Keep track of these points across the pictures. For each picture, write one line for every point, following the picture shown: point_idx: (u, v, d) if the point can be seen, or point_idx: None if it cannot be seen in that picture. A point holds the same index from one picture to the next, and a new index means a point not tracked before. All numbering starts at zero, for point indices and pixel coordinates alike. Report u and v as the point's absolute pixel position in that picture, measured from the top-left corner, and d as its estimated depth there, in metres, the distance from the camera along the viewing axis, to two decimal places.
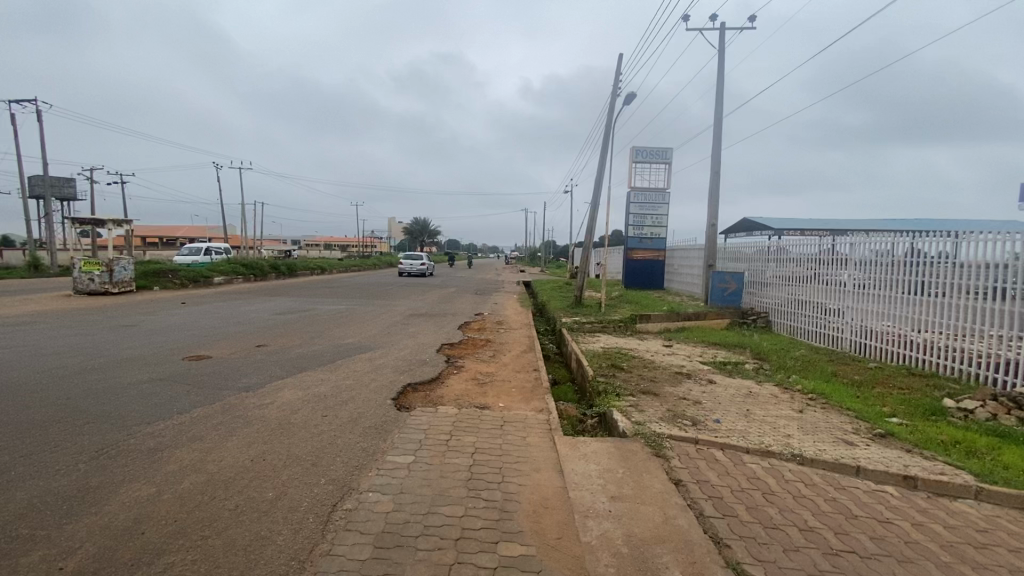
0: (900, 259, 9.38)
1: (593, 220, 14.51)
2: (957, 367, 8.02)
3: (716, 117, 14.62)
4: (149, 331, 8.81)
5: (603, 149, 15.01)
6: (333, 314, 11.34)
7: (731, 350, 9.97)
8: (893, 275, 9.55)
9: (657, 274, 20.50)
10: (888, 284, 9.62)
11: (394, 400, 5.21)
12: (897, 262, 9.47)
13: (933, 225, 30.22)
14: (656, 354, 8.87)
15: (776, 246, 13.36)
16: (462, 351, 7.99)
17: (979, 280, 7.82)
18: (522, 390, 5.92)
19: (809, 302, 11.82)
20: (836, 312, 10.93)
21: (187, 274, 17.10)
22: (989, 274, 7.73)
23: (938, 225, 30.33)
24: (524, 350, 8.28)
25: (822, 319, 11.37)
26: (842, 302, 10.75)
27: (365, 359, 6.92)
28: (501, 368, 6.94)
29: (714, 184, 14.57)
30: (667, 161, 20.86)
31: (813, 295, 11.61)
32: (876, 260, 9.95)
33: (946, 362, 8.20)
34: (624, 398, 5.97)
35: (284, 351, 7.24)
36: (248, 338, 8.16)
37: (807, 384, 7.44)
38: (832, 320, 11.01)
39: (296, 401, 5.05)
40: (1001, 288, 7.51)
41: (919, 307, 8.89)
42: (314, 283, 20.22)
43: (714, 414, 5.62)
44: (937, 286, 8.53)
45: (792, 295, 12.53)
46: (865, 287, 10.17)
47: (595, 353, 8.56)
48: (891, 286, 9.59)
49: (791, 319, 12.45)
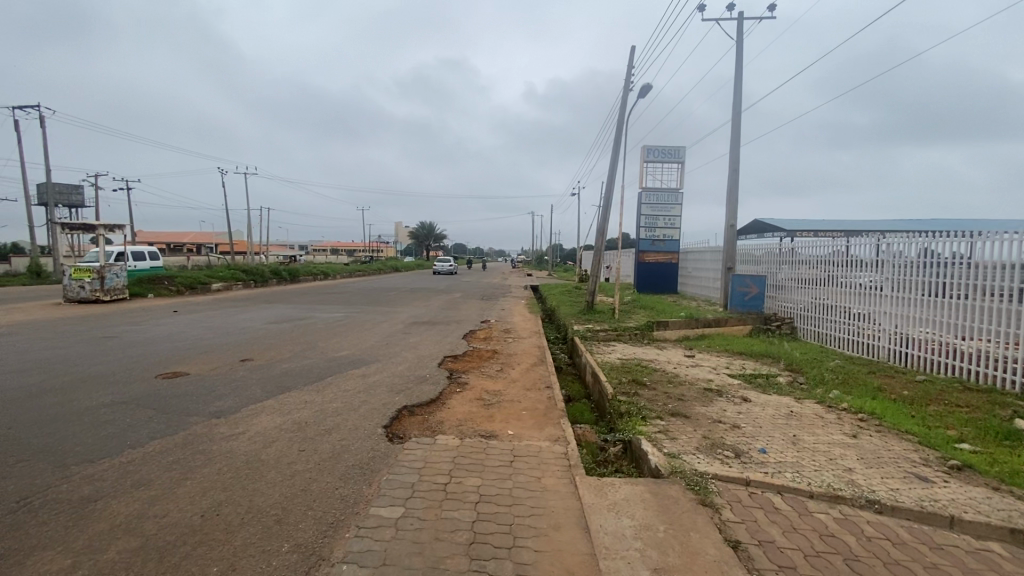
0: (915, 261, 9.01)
1: (606, 221, 13.75)
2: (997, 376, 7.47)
3: (735, 112, 13.86)
4: (130, 343, 8.18)
5: (616, 147, 14.27)
6: (330, 323, 10.65)
7: (759, 361, 9.14)
8: (910, 277, 9.12)
9: (670, 277, 19.71)
10: (907, 287, 9.16)
11: (386, 429, 4.48)
12: (913, 263, 9.09)
13: (954, 225, 29.16)
14: (679, 367, 8.07)
15: (789, 249, 12.94)
16: (466, 364, 7.24)
17: (993, 280, 7.52)
18: (534, 414, 5.16)
19: (835, 307, 11.04)
20: (866, 317, 10.13)
21: (184, 281, 16.51)
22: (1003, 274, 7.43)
23: (954, 225, 29.40)
24: (535, 364, 7.53)
25: (846, 324, 10.71)
26: (872, 307, 9.99)
27: (358, 376, 6.20)
28: (510, 386, 6.19)
29: (733, 183, 13.81)
30: (680, 161, 20.09)
31: (840, 300, 10.85)
32: (892, 261, 9.55)
33: (988, 371, 7.61)
34: (651, 422, 5.20)
35: (269, 367, 6.54)
36: (233, 351, 7.48)
37: (852, 401, 6.65)
38: (865, 327, 10.13)
39: (272, 430, 4.34)
40: (1015, 288, 7.22)
41: (942, 310, 8.42)
42: (315, 289, 19.63)
43: (758, 442, 4.83)
44: (953, 287, 8.20)
45: (815, 299, 11.81)
46: (886, 290, 9.67)
47: (613, 365, 7.78)
48: (910, 289, 9.13)
49: (818, 325, 11.57)
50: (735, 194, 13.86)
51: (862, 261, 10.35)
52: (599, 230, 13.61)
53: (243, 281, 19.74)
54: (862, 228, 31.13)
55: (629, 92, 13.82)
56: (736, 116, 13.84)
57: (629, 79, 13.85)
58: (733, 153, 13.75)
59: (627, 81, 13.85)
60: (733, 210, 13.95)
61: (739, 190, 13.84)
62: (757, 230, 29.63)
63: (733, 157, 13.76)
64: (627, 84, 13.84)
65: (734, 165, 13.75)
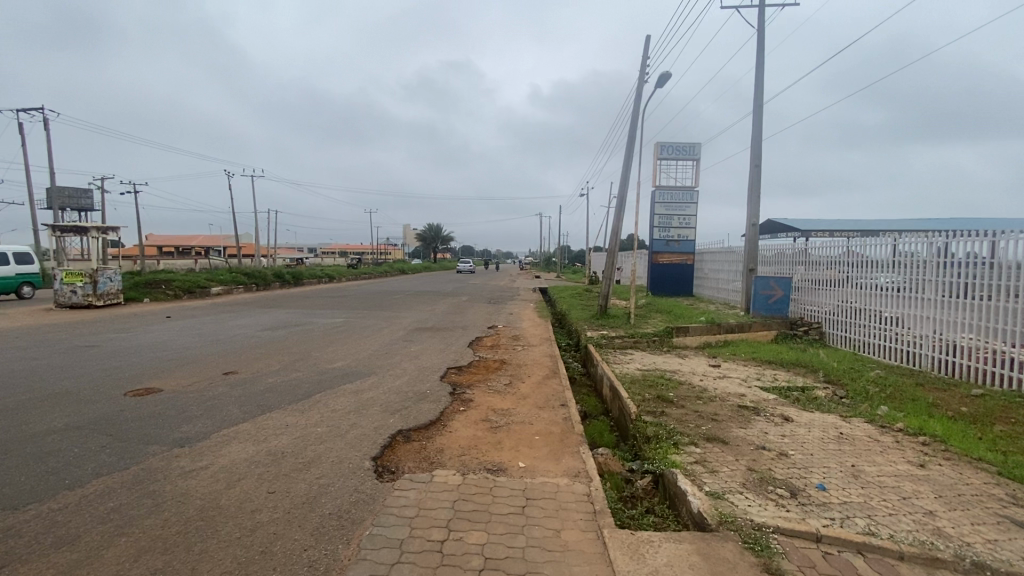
0: (921, 260, 8.96)
1: (620, 221, 13.03)
2: (983, 370, 7.70)
3: (756, 105, 13.10)
4: (111, 352, 7.60)
5: (630, 143, 13.55)
6: (327, 330, 10.02)
7: (793, 371, 8.37)
8: (920, 276, 8.96)
9: (686, 280, 18.91)
10: (917, 287, 9.00)
11: (376, 462, 3.80)
12: (920, 262, 9.01)
13: (976, 224, 28.01)
14: (707, 379, 7.31)
15: (802, 249, 12.76)
16: (472, 378, 6.56)
17: (984, 279, 7.75)
18: (548, 441, 4.45)
19: (865, 311, 10.28)
20: (899, 322, 9.39)
21: (182, 284, 16.02)
22: (994, 273, 7.62)
23: (976, 224, 28.24)
24: (548, 376, 6.82)
25: (874, 327, 10.05)
26: (903, 310, 9.31)
27: (350, 393, 5.54)
28: (520, 404, 5.48)
29: (754, 179, 13.07)
30: (695, 158, 19.31)
31: (870, 302, 10.14)
32: (901, 261, 9.44)
33: (979, 367, 7.76)
34: (685, 450, 4.50)
35: (254, 381, 5.92)
36: (218, 362, 6.87)
37: (905, 420, 5.88)
38: (903, 334, 9.26)
39: (241, 463, 3.69)
40: (1009, 287, 7.35)
41: (950, 310, 8.32)
42: (318, 292, 19.10)
43: (814, 476, 4.10)
44: (971, 287, 7.96)
45: (839, 302, 11.14)
46: (902, 291, 9.38)
47: (633, 377, 7.06)
48: (920, 289, 8.96)
49: (848, 330, 10.74)
50: (757, 191, 13.13)
51: (880, 261, 9.95)
52: (613, 230, 12.87)
53: (245, 284, 19.24)
54: (880, 228, 30.04)
55: (644, 84, 13.10)
56: (758, 108, 13.09)
57: (644, 71, 13.13)
58: (755, 148, 13.00)
59: (642, 72, 13.13)
60: (755, 208, 13.20)
61: (760, 187, 13.11)
62: (770, 230, 28.69)
63: (755, 152, 13.01)
64: (642, 76, 13.11)
65: (756, 161, 13.01)
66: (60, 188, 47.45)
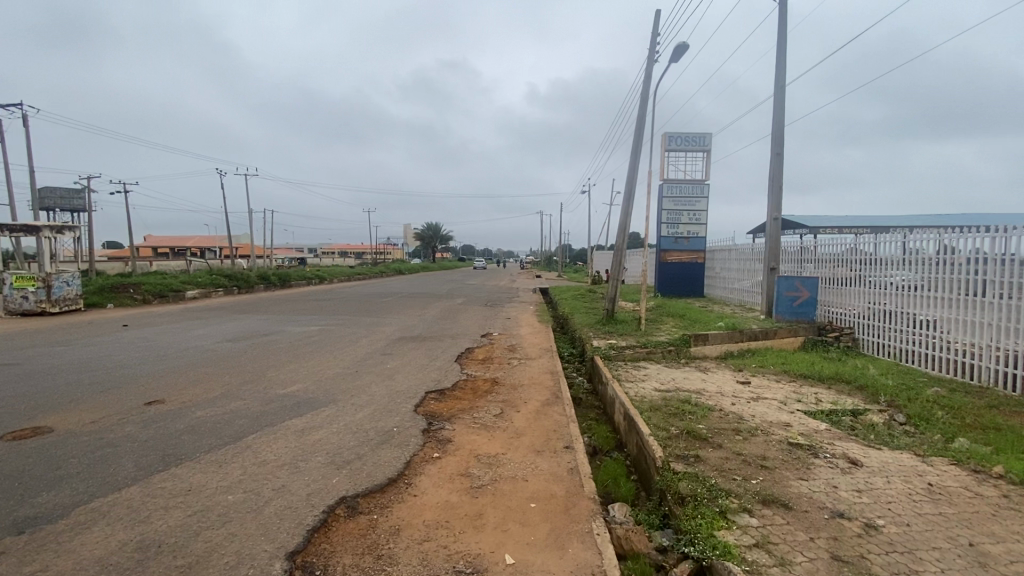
0: (928, 258, 8.56)
1: (627, 217, 11.77)
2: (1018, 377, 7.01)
3: (778, 87, 11.83)
4: (28, 373, 6.40)
5: (639, 130, 12.28)
6: (296, 341, 8.78)
7: (834, 389, 7.16)
8: (935, 275, 8.42)
9: (696, 279, 17.65)
10: (934, 286, 8.44)
11: (293, 564, 2.58)
12: (928, 260, 8.57)
13: (993, 220, 26.78)
14: (739, 403, 6.07)
15: (810, 247, 12.16)
16: (455, 406, 5.30)
17: (993, 276, 7.41)
18: (548, 513, 3.21)
19: (898, 314, 9.23)
20: (930, 325, 8.51)
21: (152, 288, 14.82)
22: (1003, 269, 7.29)
23: (985, 219, 26.89)
24: (549, 403, 5.56)
25: (916, 334, 8.83)
26: (935, 313, 8.39)
27: (291, 434, 4.30)
28: (513, 448, 4.25)
29: (775, 169, 11.84)
30: (706, 148, 18.01)
31: (902, 304, 9.12)
32: (914, 259, 8.90)
33: (1010, 373, 7.12)
34: (736, 521, 3.28)
35: (176, 416, 4.70)
36: (145, 387, 5.65)
37: (999, 459, 4.64)
38: (944, 340, 8.22)
39: (86, 571, 2.47)
40: (1016, 284, 7.08)
41: (978, 311, 7.63)
42: (302, 295, 17.83)
43: (928, 570, 2.85)
44: (988, 286, 7.50)
45: (872, 305, 9.90)
46: (918, 290, 8.78)
47: (652, 402, 5.81)
48: (937, 288, 8.39)
49: (879, 336, 9.65)
50: (778, 183, 11.89)
51: (920, 259, 8.74)
52: (620, 225, 11.59)
53: (225, 287, 18.03)
54: (891, 225, 28.80)
55: (655, 63, 11.82)
56: (780, 91, 11.83)
57: (654, 49, 11.86)
58: (776, 135, 11.76)
59: (651, 51, 11.87)
60: (776, 201, 11.96)
61: (781, 178, 11.87)
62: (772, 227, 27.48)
63: (776, 139, 11.76)
64: (652, 54, 11.85)
65: (778, 149, 11.78)
66: (49, 189, 46.28)
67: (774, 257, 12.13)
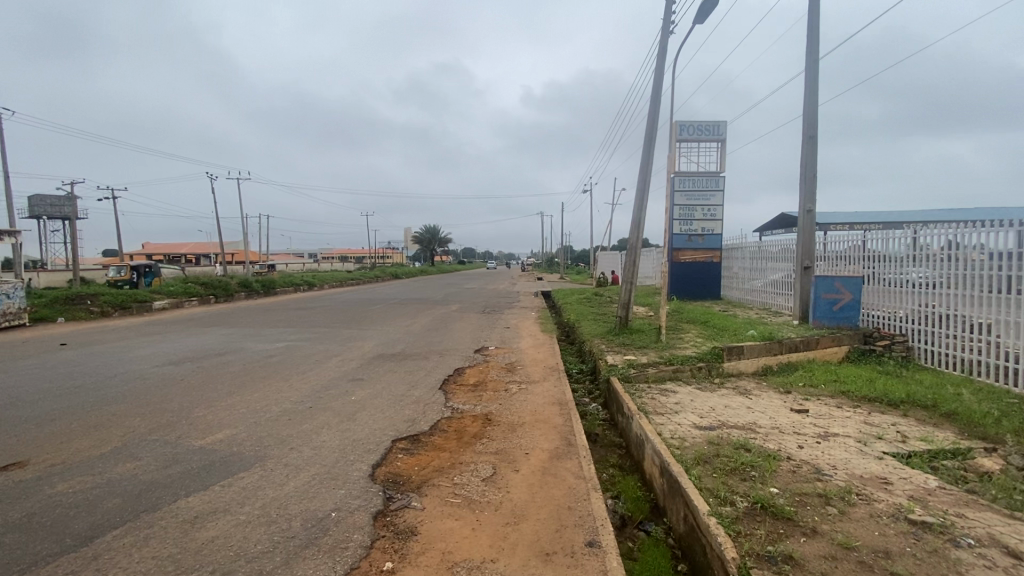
0: (939, 253, 8.18)
1: (642, 211, 10.32)
2: None
3: (811, 60, 10.38)
4: None
5: (652, 113, 10.84)
6: (251, 363, 7.31)
7: (914, 420, 5.67)
8: (961, 271, 7.76)
9: (711, 280, 16.20)
10: (960, 283, 7.77)
11: None
12: (945, 255, 8.08)
13: (1003, 213, 25.28)
14: (808, 446, 4.62)
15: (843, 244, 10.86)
16: (429, 464, 3.83)
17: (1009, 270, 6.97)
18: None
19: (954, 317, 7.91)
20: (989, 329, 7.32)
21: (114, 300, 13.40)
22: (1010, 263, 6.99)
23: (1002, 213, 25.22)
24: (560, 455, 4.07)
25: (976, 341, 7.57)
26: (995, 316, 7.18)
27: (173, 529, 2.86)
28: (507, 549, 2.78)
29: (807, 155, 10.43)
30: (720, 138, 16.57)
31: (961, 306, 7.78)
32: (950, 254, 8.02)
33: None
34: None
35: (19, 496, 3.24)
36: (13, 441, 4.19)
37: None
38: (1008, 347, 7.00)
39: None
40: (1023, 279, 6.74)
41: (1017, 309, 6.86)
42: (283, 304, 16.38)
43: None
44: (1013, 281, 6.92)
45: (926, 307, 8.50)
46: (941, 287, 8.14)
47: (696, 448, 4.36)
48: (963, 285, 7.75)
49: (934, 343, 8.27)
50: (812, 170, 10.46)
51: (940, 255, 8.21)
52: (633, 221, 10.14)
53: (200, 296, 16.61)
54: (908, 220, 27.12)
55: (670, 36, 10.39)
56: (812, 67, 10.37)
57: (669, 20, 10.43)
58: (808, 117, 10.34)
59: (666, 22, 10.42)
60: (810, 191, 10.54)
61: (816, 164, 10.44)
62: (784, 224, 25.99)
63: (808, 121, 10.33)
64: (667, 25, 10.43)
65: (810, 132, 10.35)
66: (42, 198, 45.39)
67: (808, 254, 10.67)
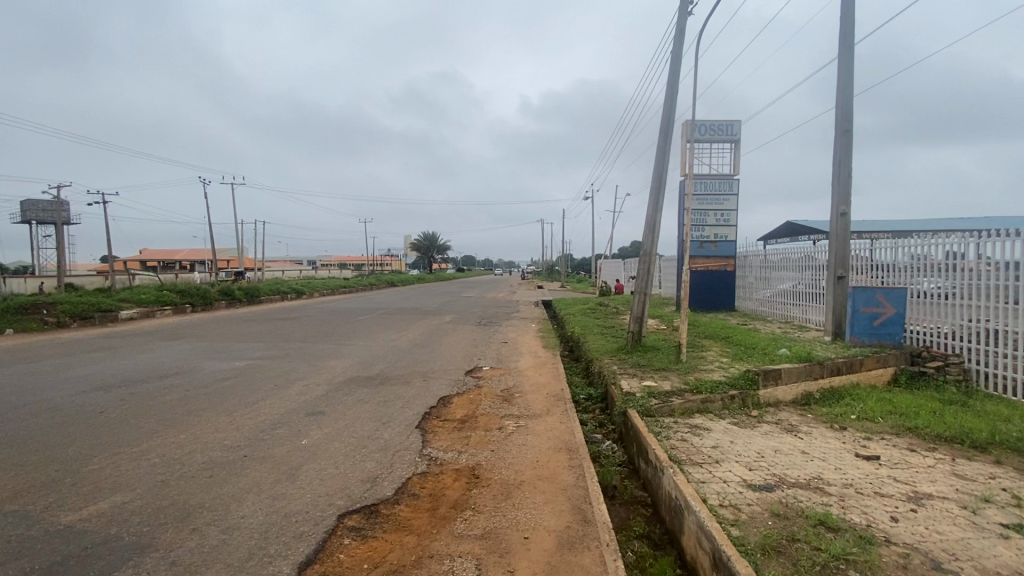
0: (1001, 262, 7.08)
1: (657, 213, 9.23)
2: None
3: (845, 46, 9.32)
4: None
5: (670, 106, 9.79)
6: (197, 388, 6.11)
7: (1012, 474, 4.47)
8: None
9: (724, 289, 15.09)
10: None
11: None
12: (1009, 264, 6.98)
13: (1011, 223, 24.28)
14: (904, 521, 3.45)
15: (880, 252, 9.72)
16: (382, 562, 2.64)
17: None
18: None
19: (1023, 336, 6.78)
20: None
21: (72, 308, 12.19)
22: None
23: (1011, 222, 24.14)
24: (574, 542, 2.88)
25: None
26: None
27: None
28: None
29: (841, 151, 9.34)
30: (732, 138, 15.49)
31: None
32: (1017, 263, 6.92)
33: None
34: None
35: None
36: None
37: None
38: None
39: None
40: None
41: None
42: (263, 314, 15.18)
43: None
44: None
45: (983, 323, 7.37)
46: (1004, 300, 7.01)
47: (757, 527, 3.19)
48: None
49: (997, 366, 7.11)
50: (846, 169, 9.36)
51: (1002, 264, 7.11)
52: (647, 223, 9.02)
53: (174, 304, 15.39)
54: (916, 230, 26.00)
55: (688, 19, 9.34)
56: (847, 53, 9.30)
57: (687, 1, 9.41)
58: (842, 110, 9.26)
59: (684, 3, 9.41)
60: (843, 192, 9.43)
61: (852, 162, 9.33)
62: (790, 233, 24.78)
63: (843, 113, 9.26)
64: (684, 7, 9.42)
65: (845, 126, 9.26)
66: (34, 202, 44.35)
67: (842, 263, 9.51)
